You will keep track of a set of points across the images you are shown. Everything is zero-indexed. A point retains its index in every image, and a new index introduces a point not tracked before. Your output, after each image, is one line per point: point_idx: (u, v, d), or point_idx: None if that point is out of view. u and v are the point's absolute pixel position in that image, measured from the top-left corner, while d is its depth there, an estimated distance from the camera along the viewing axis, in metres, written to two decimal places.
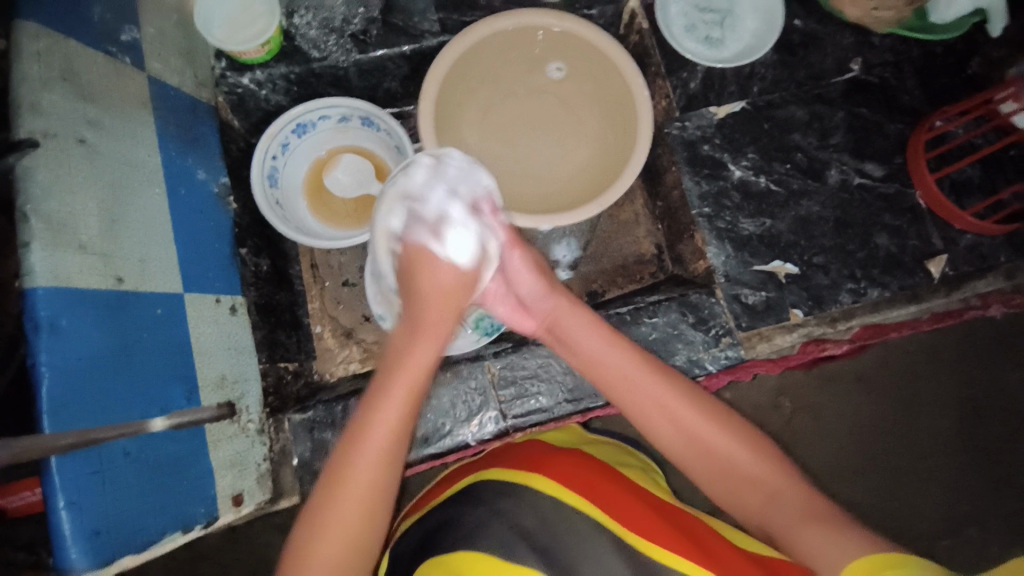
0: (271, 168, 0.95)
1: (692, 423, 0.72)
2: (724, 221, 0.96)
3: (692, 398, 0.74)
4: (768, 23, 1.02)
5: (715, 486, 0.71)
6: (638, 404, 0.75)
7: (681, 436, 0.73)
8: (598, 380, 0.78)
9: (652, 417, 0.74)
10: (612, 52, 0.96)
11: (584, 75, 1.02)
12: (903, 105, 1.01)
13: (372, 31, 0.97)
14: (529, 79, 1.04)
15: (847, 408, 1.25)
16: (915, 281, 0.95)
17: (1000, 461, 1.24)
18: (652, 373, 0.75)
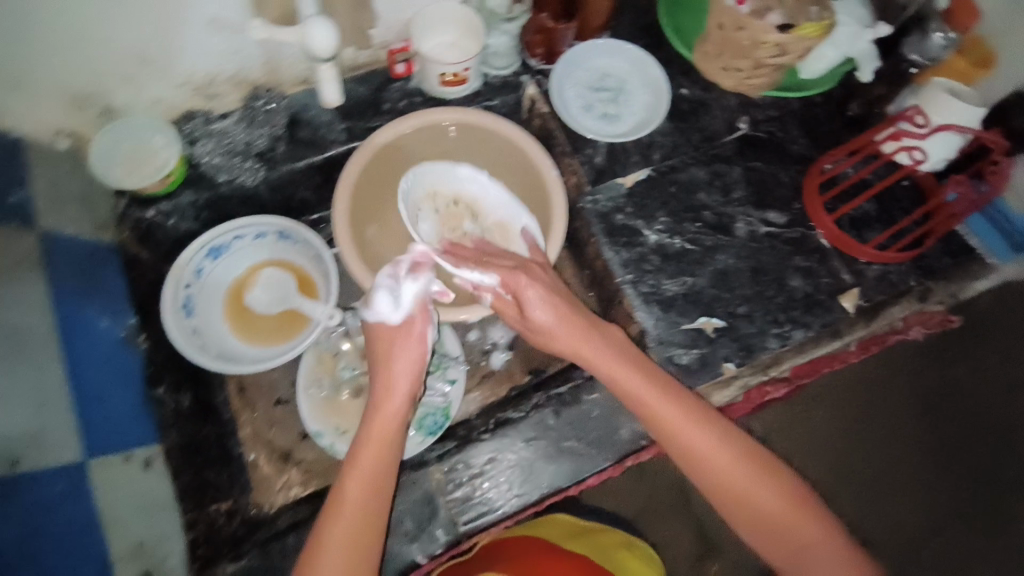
0: (185, 296, 0.94)
1: (727, 471, 0.73)
2: (647, 285, 0.99)
3: (727, 437, 0.75)
4: (656, 96, 1.07)
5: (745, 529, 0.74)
6: (693, 453, 0.74)
7: (712, 482, 0.74)
8: (662, 424, 0.75)
9: (703, 472, 0.74)
10: (484, 117, 1.01)
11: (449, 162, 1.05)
12: (792, 154, 1.08)
13: (279, 147, 0.98)
14: (399, 183, 1.04)
15: (812, 424, 1.16)
16: (835, 317, 0.98)
17: (975, 450, 1.13)
18: (692, 412, 0.75)
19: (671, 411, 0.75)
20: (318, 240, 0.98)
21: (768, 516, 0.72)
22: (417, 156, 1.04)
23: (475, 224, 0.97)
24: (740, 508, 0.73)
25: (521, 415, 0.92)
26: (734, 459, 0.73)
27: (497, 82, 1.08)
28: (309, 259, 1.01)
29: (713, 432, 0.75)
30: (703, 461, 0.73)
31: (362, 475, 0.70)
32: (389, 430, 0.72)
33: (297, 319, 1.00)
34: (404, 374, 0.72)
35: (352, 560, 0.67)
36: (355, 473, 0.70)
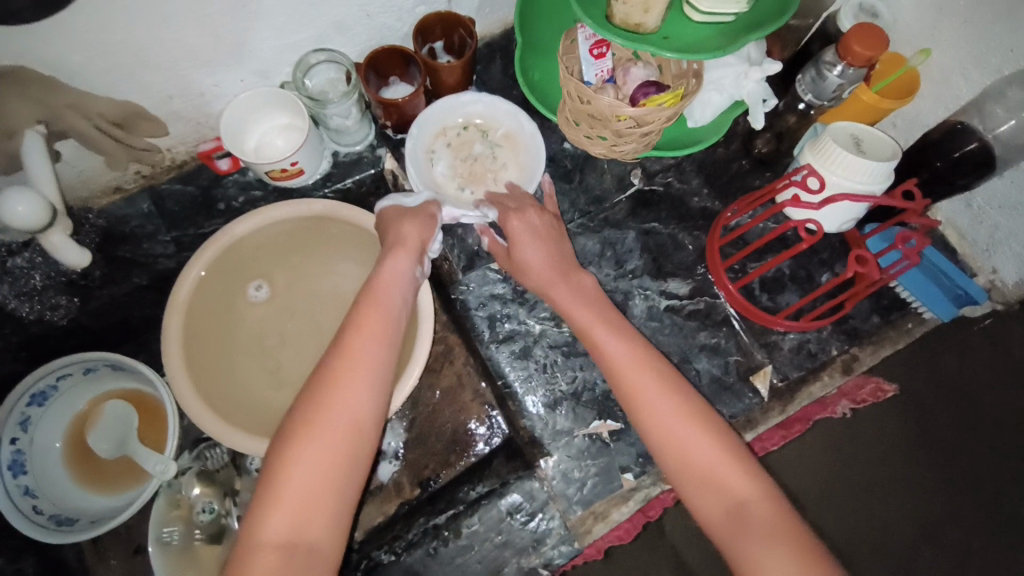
0: (11, 455, 0.82)
1: (675, 420, 0.63)
2: (536, 385, 0.88)
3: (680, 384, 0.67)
4: (531, 153, 0.94)
5: (687, 491, 0.61)
6: (644, 399, 0.65)
7: (657, 427, 0.64)
8: (608, 355, 0.70)
9: (666, 420, 0.63)
10: (320, 209, 0.87)
11: (281, 274, 0.93)
12: (694, 209, 0.96)
13: (94, 273, 0.85)
14: (231, 317, 0.90)
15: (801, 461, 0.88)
16: (746, 404, 0.87)
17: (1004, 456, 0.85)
18: (648, 351, 0.69)
19: (623, 346, 0.70)
20: (151, 370, 0.86)
21: (717, 482, 0.60)
22: (255, 272, 0.91)
23: (486, 144, 0.95)
24: (679, 459, 0.62)
25: (392, 558, 0.81)
26: (685, 406, 0.64)
27: (350, 160, 0.95)
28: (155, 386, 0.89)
29: (663, 381, 0.66)
30: (657, 396, 0.65)
31: (379, 332, 0.66)
32: (395, 312, 0.70)
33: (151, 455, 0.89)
34: (415, 236, 0.79)
35: (368, 405, 0.61)
36: (375, 316, 0.67)
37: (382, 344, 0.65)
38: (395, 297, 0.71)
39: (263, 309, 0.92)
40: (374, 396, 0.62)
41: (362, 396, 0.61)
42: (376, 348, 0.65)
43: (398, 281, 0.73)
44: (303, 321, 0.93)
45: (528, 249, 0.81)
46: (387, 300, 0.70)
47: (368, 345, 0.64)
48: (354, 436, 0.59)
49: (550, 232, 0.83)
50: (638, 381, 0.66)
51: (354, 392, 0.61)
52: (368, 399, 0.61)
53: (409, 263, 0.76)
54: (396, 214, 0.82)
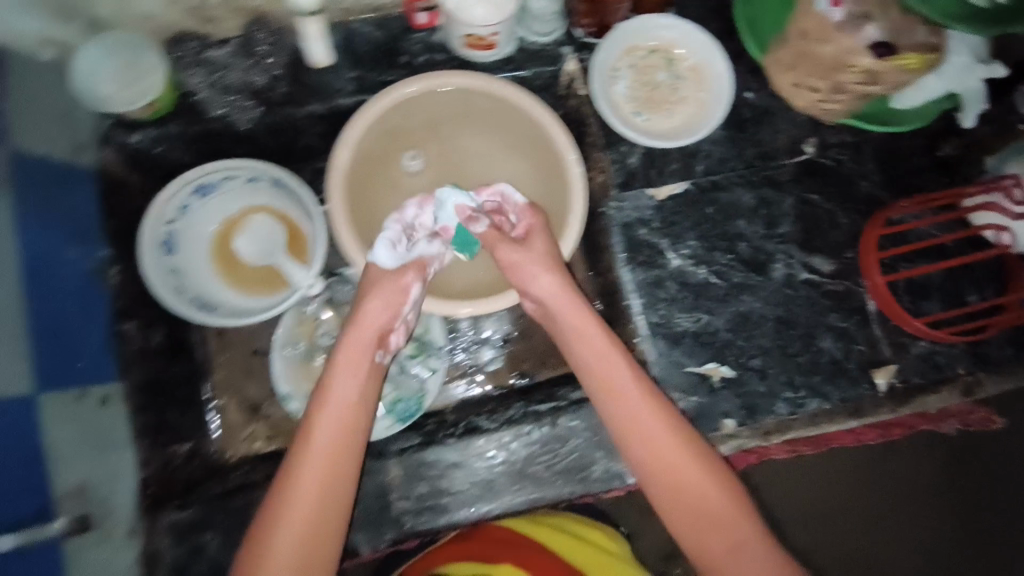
0: (166, 234, 0.88)
1: (682, 467, 0.74)
2: (658, 314, 0.89)
3: (684, 437, 0.76)
4: (715, 90, 0.91)
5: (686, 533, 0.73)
6: (666, 460, 0.74)
7: (665, 472, 0.74)
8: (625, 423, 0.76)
9: (682, 490, 0.74)
10: (494, 87, 0.87)
11: (433, 142, 0.96)
12: (860, 192, 0.94)
13: (279, 89, 0.87)
14: (384, 172, 0.94)
15: (818, 475, 1.05)
16: (859, 392, 0.87)
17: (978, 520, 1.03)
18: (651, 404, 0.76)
19: (637, 402, 0.76)
20: (310, 196, 0.90)
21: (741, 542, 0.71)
22: (414, 139, 0.95)
23: (670, 74, 0.93)
24: (701, 522, 0.73)
25: (491, 425, 0.87)
26: (690, 458, 0.74)
27: (535, 49, 0.93)
28: (301, 212, 0.94)
29: (674, 433, 0.75)
30: (670, 466, 0.74)
31: (341, 398, 0.75)
32: (364, 369, 0.76)
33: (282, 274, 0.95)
34: (377, 318, 0.78)
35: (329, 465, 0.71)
36: (341, 375, 0.76)
37: (350, 403, 0.75)
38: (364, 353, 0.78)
39: (411, 173, 0.95)
40: (339, 453, 0.72)
41: (330, 456, 0.71)
42: (337, 440, 0.72)
43: (372, 319, 0.78)
44: None
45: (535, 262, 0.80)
46: (341, 394, 0.75)
47: (330, 435, 0.72)
48: (330, 481, 0.71)
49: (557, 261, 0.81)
50: (665, 446, 0.75)
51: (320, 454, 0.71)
52: (332, 455, 0.72)
53: (368, 351, 0.78)
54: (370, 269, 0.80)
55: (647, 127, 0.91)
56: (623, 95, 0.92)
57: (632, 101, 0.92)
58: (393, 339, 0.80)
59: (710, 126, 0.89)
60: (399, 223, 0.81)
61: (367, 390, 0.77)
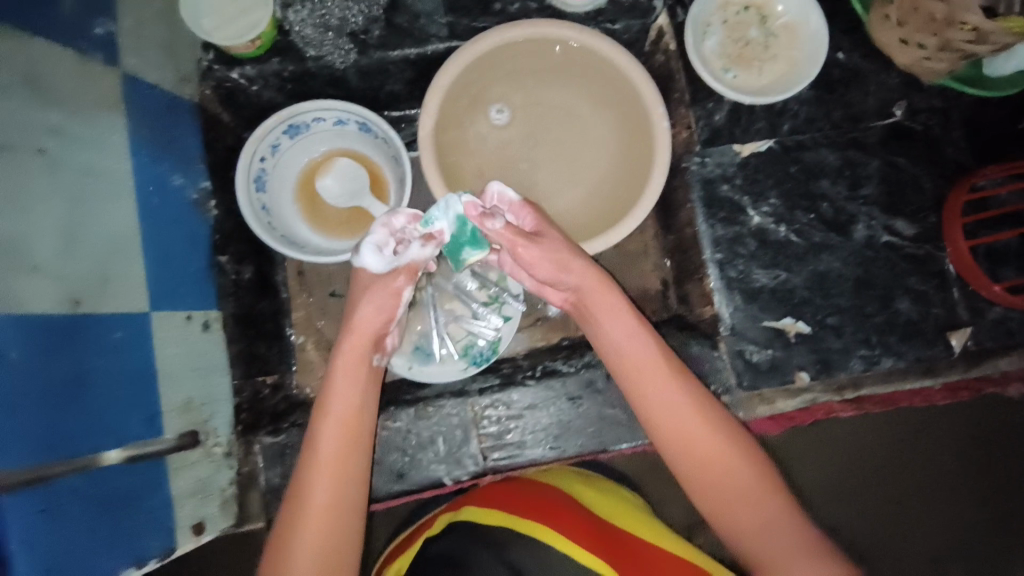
0: (259, 170, 0.90)
1: (707, 445, 0.69)
2: (735, 269, 0.90)
3: (714, 413, 0.71)
4: (809, 47, 0.91)
5: (720, 517, 0.68)
6: (689, 439, 0.70)
7: (689, 449, 0.70)
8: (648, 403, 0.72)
9: (708, 472, 0.69)
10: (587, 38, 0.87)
11: (518, 92, 0.96)
12: (945, 158, 0.93)
13: (374, 31, 0.88)
14: (470, 122, 0.95)
15: (854, 447, 1.10)
16: (935, 353, 0.88)
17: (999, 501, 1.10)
18: (676, 381, 0.72)
19: (662, 377, 0.72)
20: (399, 141, 0.92)
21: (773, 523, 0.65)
22: (500, 92, 0.95)
23: (762, 31, 0.93)
24: (730, 501, 0.68)
25: (569, 369, 0.89)
26: (715, 435, 0.69)
27: (626, 3, 0.93)
28: (386, 156, 0.96)
29: (698, 409, 0.71)
30: (694, 446, 0.70)
31: (347, 388, 0.72)
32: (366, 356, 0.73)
33: (366, 217, 0.97)
34: (369, 324, 0.73)
35: (340, 451, 0.69)
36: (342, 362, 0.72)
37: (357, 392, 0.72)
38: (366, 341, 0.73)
39: (496, 125, 0.96)
40: (346, 442, 0.70)
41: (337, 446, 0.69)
42: (343, 450, 0.69)
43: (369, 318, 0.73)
44: (534, 144, 0.97)
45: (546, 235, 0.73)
46: (340, 401, 0.71)
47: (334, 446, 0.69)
48: (340, 468, 0.69)
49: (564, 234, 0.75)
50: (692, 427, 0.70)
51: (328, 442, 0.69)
52: (342, 445, 0.70)
53: (363, 354, 0.74)
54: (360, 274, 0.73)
55: (738, 81, 0.92)
56: (716, 49, 0.93)
57: (725, 56, 0.93)
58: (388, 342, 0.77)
59: (805, 80, 0.89)
60: (387, 227, 0.71)
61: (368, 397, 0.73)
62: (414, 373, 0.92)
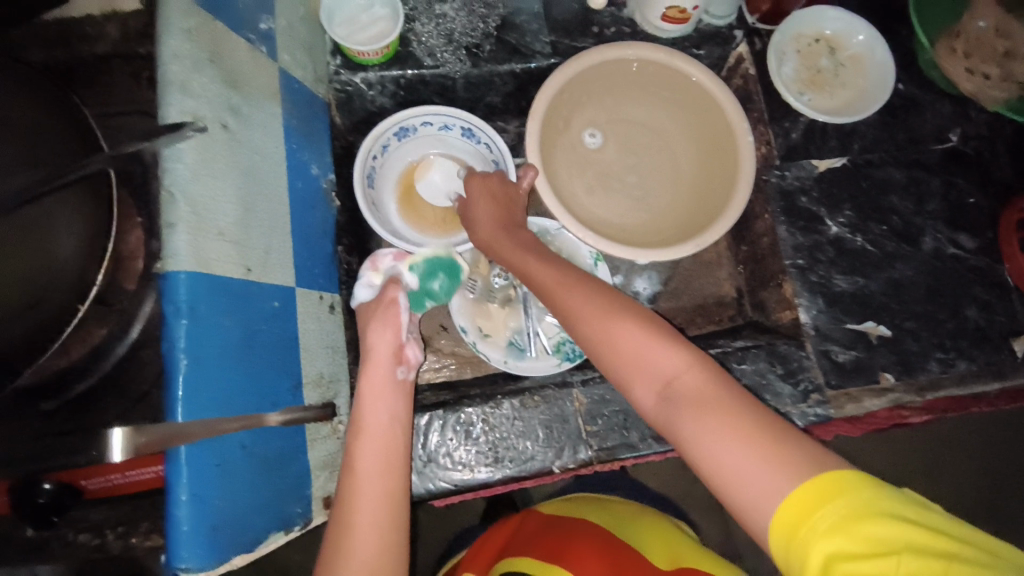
0: (371, 167, 0.95)
1: (626, 343, 0.66)
2: (817, 275, 0.96)
3: (603, 297, 0.71)
4: (877, 77, 1.00)
5: (635, 391, 0.65)
6: (609, 342, 0.67)
7: (612, 356, 0.67)
8: (572, 319, 0.72)
9: (630, 369, 0.65)
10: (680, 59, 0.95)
11: (603, 109, 1.04)
12: (997, 180, 1.02)
13: (486, 46, 0.96)
14: (565, 136, 1.01)
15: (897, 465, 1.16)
16: (1002, 358, 0.95)
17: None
18: (588, 293, 0.72)
19: (576, 292, 0.73)
20: (503, 145, 0.98)
21: (697, 402, 0.59)
22: (592, 112, 1.03)
23: (832, 61, 1.02)
24: (654, 391, 0.63)
25: None
26: (633, 332, 0.66)
27: (709, 32, 1.03)
28: (485, 162, 1.01)
29: (613, 310, 0.69)
30: (611, 346, 0.67)
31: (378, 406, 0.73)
32: (388, 376, 0.76)
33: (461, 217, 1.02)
34: (383, 343, 0.78)
35: (386, 460, 0.69)
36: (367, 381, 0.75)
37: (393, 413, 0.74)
38: (384, 364, 0.77)
39: (590, 140, 1.03)
40: (390, 456, 0.69)
41: (379, 456, 0.69)
42: (381, 456, 0.69)
43: (380, 337, 0.79)
44: (619, 156, 1.04)
45: (483, 215, 0.88)
46: (373, 419, 0.72)
47: (372, 452, 0.69)
48: (388, 480, 0.67)
49: (517, 210, 0.89)
50: (605, 330, 0.68)
51: (370, 455, 0.68)
52: (385, 463, 0.68)
53: (388, 369, 0.77)
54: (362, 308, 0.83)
55: (813, 104, 1.00)
56: (792, 76, 1.01)
57: (800, 82, 1.01)
58: (410, 353, 0.80)
59: (875, 106, 0.98)
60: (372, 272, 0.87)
61: (397, 409, 0.75)
62: (509, 366, 0.95)
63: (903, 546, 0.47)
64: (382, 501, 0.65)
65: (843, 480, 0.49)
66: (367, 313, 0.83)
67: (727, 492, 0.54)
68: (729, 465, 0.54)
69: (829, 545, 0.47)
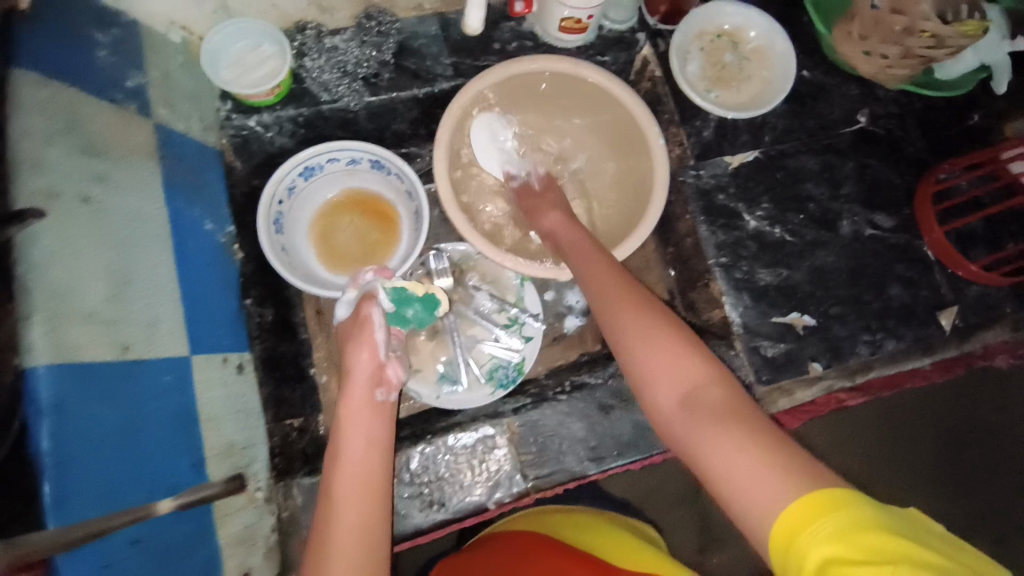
0: (277, 213, 0.91)
1: (658, 350, 0.68)
2: (740, 271, 0.96)
3: (646, 305, 0.74)
4: (779, 67, 1.01)
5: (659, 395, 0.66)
6: (642, 348, 0.69)
7: (641, 360, 0.69)
8: (613, 324, 0.74)
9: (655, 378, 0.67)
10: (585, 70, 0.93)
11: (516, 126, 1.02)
12: (908, 157, 1.03)
13: (384, 74, 0.93)
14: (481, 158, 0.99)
15: (857, 433, 1.16)
16: (929, 332, 0.96)
17: (997, 483, 1.15)
18: (634, 300, 0.75)
19: (624, 298, 0.75)
20: (413, 175, 0.95)
21: (714, 411, 0.61)
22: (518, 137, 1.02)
23: (736, 55, 1.02)
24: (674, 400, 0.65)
25: (597, 381, 0.92)
26: (668, 338, 0.68)
27: (612, 37, 1.02)
28: (399, 193, 0.99)
29: (656, 319, 0.71)
30: (644, 349, 0.69)
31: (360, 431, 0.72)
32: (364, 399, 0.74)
33: (381, 252, 1.01)
34: (360, 363, 0.76)
35: (362, 485, 0.68)
36: (347, 404, 0.74)
37: (369, 437, 0.72)
38: (359, 386, 0.75)
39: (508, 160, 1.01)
40: (370, 487, 0.68)
41: (360, 479, 0.68)
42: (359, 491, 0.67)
43: (358, 357, 0.76)
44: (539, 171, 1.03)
45: (552, 213, 0.92)
46: (352, 443, 0.71)
47: (348, 481, 0.68)
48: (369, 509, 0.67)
49: (566, 209, 0.94)
50: (642, 334, 0.70)
51: (349, 480, 0.68)
52: (362, 490, 0.68)
53: (367, 392, 0.75)
54: (343, 323, 0.80)
55: (721, 101, 1.00)
56: (698, 74, 1.01)
57: (707, 79, 1.01)
58: (392, 374, 0.77)
59: (779, 97, 0.98)
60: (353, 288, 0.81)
61: (375, 432, 0.73)
62: (442, 401, 0.94)
63: (900, 554, 0.46)
64: (356, 531, 0.65)
65: (844, 494, 0.49)
66: (346, 328, 0.80)
67: (728, 498, 0.55)
68: (733, 471, 0.55)
69: (820, 552, 0.47)
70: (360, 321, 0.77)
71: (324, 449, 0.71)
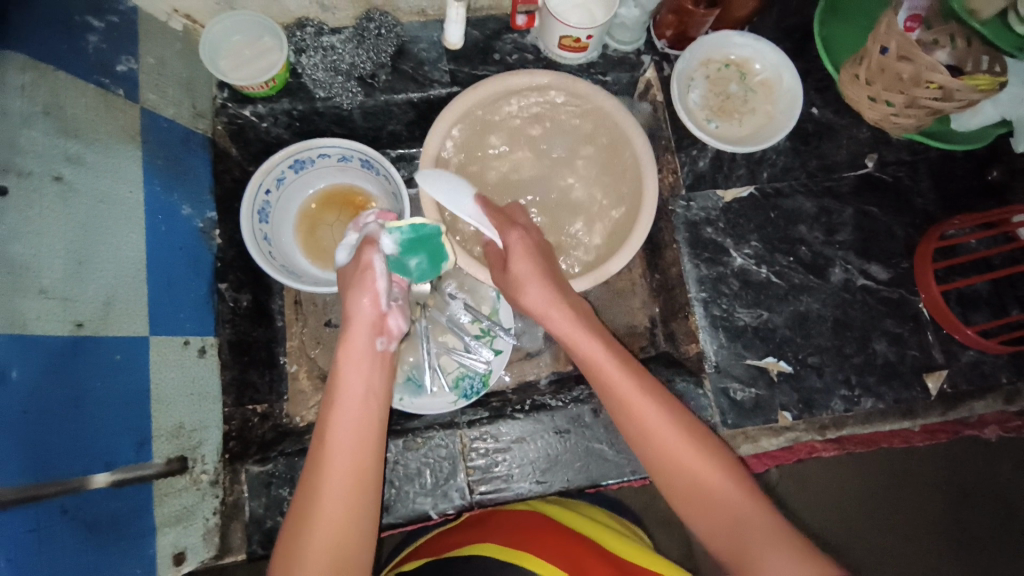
0: (263, 203, 0.92)
1: (681, 453, 0.69)
2: (720, 308, 0.93)
3: (660, 398, 0.73)
4: (785, 102, 0.97)
5: (688, 513, 0.67)
6: (664, 451, 0.69)
7: (666, 464, 0.69)
8: (628, 415, 0.72)
9: (679, 478, 0.68)
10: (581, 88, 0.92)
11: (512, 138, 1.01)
12: (915, 208, 0.99)
13: (381, 76, 0.94)
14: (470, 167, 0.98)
15: (839, 482, 1.12)
16: (912, 395, 0.92)
17: (984, 549, 1.12)
18: (649, 391, 0.73)
19: (638, 389, 0.73)
20: (398, 178, 0.95)
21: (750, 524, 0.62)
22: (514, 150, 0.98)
23: (742, 86, 0.99)
24: (699, 507, 0.66)
25: (557, 403, 0.90)
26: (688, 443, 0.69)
27: (616, 57, 1.00)
28: (386, 193, 0.99)
29: (674, 419, 0.71)
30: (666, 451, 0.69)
31: (356, 387, 0.71)
32: (366, 359, 0.72)
33: None
34: (360, 313, 0.72)
35: (360, 442, 0.68)
36: (344, 364, 0.71)
37: (364, 396, 0.71)
38: (360, 341, 0.72)
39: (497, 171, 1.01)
40: (359, 452, 0.67)
41: (356, 439, 0.67)
42: (351, 449, 0.67)
43: (358, 305, 0.72)
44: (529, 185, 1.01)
45: (533, 287, 0.80)
46: (348, 395, 0.70)
47: (343, 441, 0.67)
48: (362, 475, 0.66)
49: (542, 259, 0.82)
50: (664, 434, 0.70)
51: (343, 442, 0.67)
52: (358, 448, 0.67)
53: (368, 338, 0.73)
54: (343, 271, 0.77)
55: (723, 133, 0.98)
56: (701, 102, 0.99)
57: (711, 108, 0.99)
58: (393, 322, 0.75)
59: (782, 133, 0.95)
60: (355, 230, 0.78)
61: (373, 386, 0.72)
62: (404, 405, 0.92)
63: None
64: (347, 501, 0.64)
65: None
66: (347, 275, 0.76)
67: None
68: None
69: None
70: (361, 268, 0.73)
71: (315, 411, 0.69)
